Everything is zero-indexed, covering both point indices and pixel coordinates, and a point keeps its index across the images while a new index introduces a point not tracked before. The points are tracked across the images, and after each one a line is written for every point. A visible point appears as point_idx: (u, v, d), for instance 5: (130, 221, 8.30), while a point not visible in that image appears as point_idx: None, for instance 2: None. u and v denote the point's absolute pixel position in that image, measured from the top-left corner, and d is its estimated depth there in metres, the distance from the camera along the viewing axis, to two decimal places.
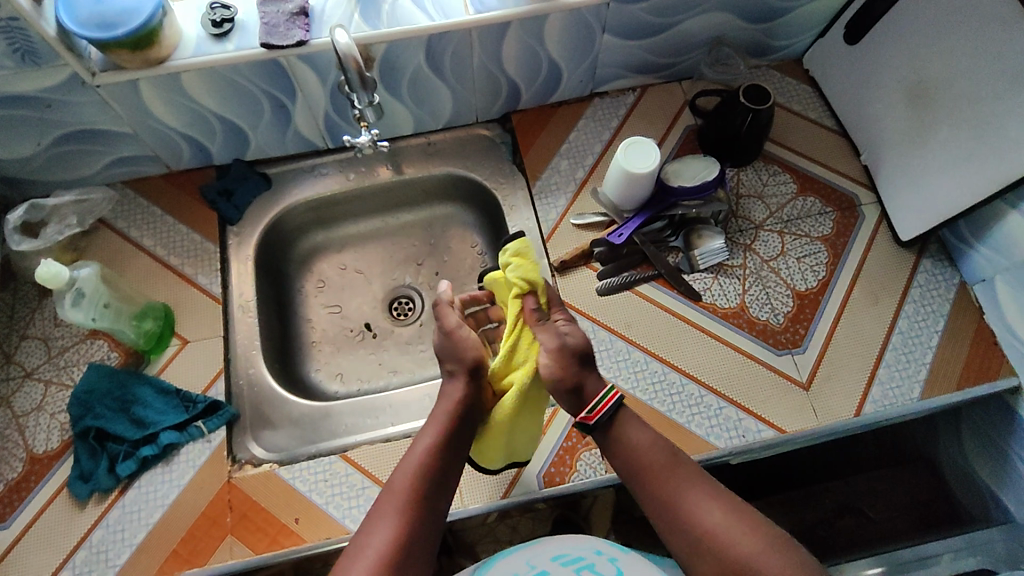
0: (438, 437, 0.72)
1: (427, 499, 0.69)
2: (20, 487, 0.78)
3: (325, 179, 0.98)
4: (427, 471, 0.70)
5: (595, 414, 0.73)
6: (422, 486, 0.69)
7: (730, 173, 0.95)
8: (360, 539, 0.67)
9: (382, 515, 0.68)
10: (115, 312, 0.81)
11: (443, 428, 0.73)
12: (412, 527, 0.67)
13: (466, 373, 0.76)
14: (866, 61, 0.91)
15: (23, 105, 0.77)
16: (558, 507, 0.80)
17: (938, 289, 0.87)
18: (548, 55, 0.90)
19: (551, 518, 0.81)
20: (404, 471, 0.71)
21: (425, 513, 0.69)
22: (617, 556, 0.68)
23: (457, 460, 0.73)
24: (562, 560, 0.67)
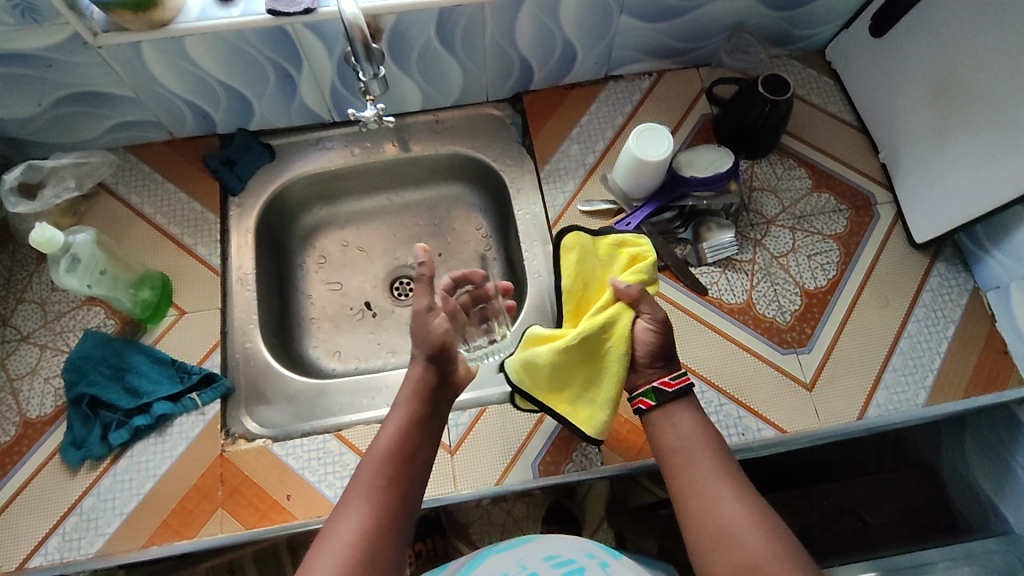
0: (408, 419, 0.65)
1: (400, 486, 0.62)
2: (12, 451, 0.77)
3: (330, 153, 0.96)
4: (398, 457, 0.63)
5: (676, 383, 0.70)
6: (394, 472, 0.62)
7: (744, 166, 0.93)
8: (323, 531, 0.58)
9: (349, 504, 0.59)
10: (111, 279, 0.79)
11: (413, 409, 0.66)
12: (385, 516, 0.59)
13: (426, 357, 0.67)
14: (890, 54, 0.88)
15: (23, 63, 0.75)
16: (553, 493, 0.77)
17: (951, 294, 0.85)
18: (563, 35, 0.87)
19: (546, 503, 0.77)
20: (371, 457, 0.63)
21: (397, 502, 0.61)
22: (608, 562, 0.64)
23: (427, 447, 0.66)
24: (552, 561, 0.63)
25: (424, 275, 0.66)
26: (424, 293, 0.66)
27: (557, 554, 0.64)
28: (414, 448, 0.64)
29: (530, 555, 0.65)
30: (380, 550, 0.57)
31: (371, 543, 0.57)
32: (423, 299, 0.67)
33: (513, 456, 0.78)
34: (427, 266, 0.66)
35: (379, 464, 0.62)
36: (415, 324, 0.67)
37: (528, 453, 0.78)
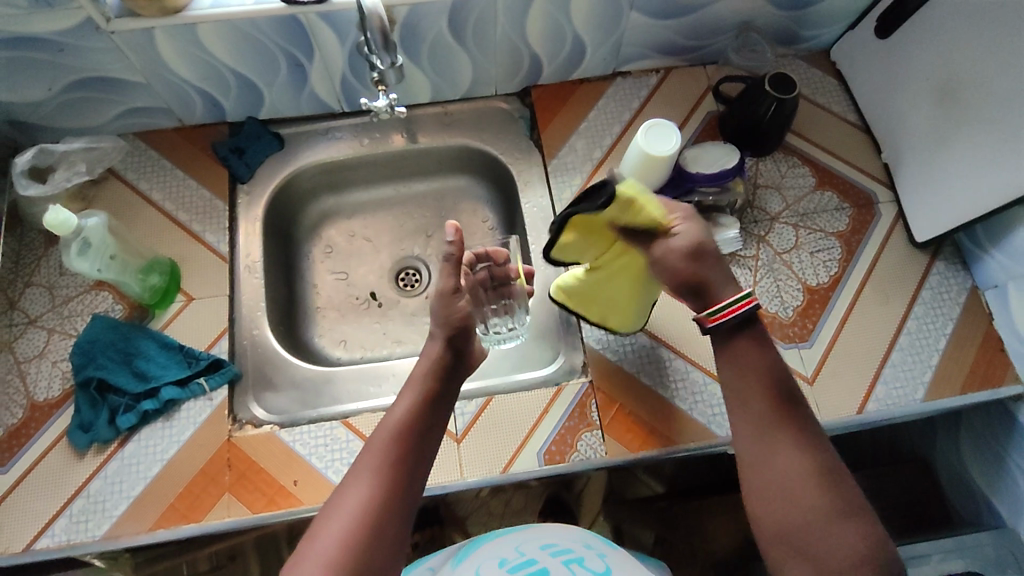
0: (420, 397, 0.66)
1: (408, 460, 0.62)
2: (19, 433, 0.78)
3: (339, 143, 0.96)
4: (409, 431, 0.63)
5: (716, 320, 0.64)
6: (403, 446, 0.62)
7: (749, 163, 0.94)
8: (331, 502, 0.59)
9: (357, 476, 0.60)
10: (121, 264, 0.80)
11: (424, 387, 0.67)
12: (392, 489, 0.59)
13: (445, 336, 0.70)
14: (895, 55, 0.89)
15: (36, 47, 0.76)
16: (551, 486, 0.80)
17: (950, 292, 0.86)
18: (573, 30, 0.88)
19: (542, 495, 0.82)
20: (382, 431, 0.63)
21: (405, 477, 0.61)
22: (605, 553, 0.66)
23: (438, 424, 0.66)
24: (551, 550, 0.64)
25: (452, 255, 0.69)
26: (450, 275, 0.70)
27: (554, 543, 0.65)
28: (425, 424, 0.65)
29: (528, 542, 0.66)
30: (385, 522, 0.57)
31: (376, 515, 0.57)
32: (448, 280, 0.70)
33: (518, 445, 0.78)
34: (456, 245, 0.69)
35: (389, 438, 0.63)
36: (435, 306, 0.71)
37: (532, 442, 0.79)
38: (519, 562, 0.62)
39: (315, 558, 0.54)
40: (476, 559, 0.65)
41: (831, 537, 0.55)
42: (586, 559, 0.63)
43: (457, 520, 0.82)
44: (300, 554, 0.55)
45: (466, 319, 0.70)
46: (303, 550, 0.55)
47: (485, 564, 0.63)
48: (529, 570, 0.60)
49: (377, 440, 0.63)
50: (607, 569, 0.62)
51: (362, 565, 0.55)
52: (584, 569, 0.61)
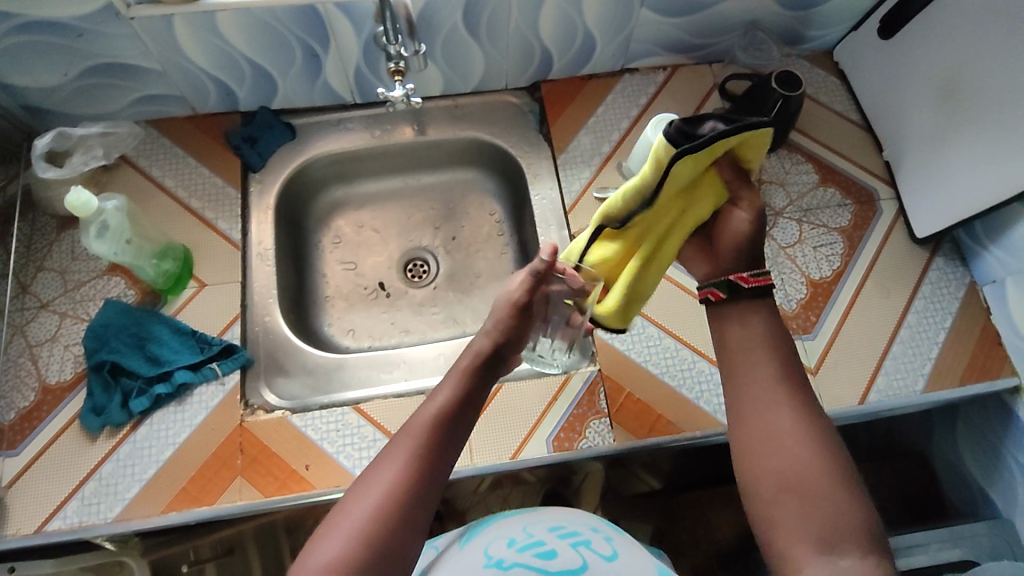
0: (460, 386, 0.65)
1: (444, 445, 0.61)
2: (31, 416, 0.78)
3: (350, 134, 0.97)
4: (448, 418, 0.63)
5: (753, 281, 0.66)
6: (441, 431, 0.61)
7: (755, 159, 0.96)
8: (363, 476, 0.59)
9: (392, 454, 0.59)
10: (137, 248, 0.81)
11: (465, 378, 0.66)
12: (425, 470, 0.59)
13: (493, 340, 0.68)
14: (897, 56, 0.91)
15: (55, 32, 0.76)
16: (550, 482, 0.84)
17: (948, 287, 0.88)
18: (585, 25, 0.89)
19: (541, 490, 0.85)
20: (421, 415, 0.62)
21: (439, 461, 0.60)
22: (612, 537, 0.64)
23: (474, 414, 0.65)
24: (558, 532, 0.63)
25: (539, 270, 0.68)
26: (527, 292, 0.69)
27: (562, 525, 0.64)
28: (463, 413, 0.64)
29: (536, 525, 0.65)
30: (414, 503, 0.57)
31: (407, 494, 0.57)
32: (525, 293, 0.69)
33: (527, 433, 0.80)
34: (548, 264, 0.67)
35: (428, 421, 0.62)
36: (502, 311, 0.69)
37: (541, 429, 0.80)
38: (528, 542, 0.61)
39: (344, 528, 0.54)
40: (485, 539, 0.64)
41: (823, 499, 0.56)
42: (593, 542, 0.61)
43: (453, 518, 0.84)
44: (328, 524, 0.55)
45: (517, 333, 0.69)
46: (332, 519, 0.55)
47: (493, 544, 0.62)
48: (537, 550, 0.59)
49: (415, 422, 0.62)
50: (613, 552, 0.60)
51: (389, 540, 0.54)
52: (592, 551, 0.59)
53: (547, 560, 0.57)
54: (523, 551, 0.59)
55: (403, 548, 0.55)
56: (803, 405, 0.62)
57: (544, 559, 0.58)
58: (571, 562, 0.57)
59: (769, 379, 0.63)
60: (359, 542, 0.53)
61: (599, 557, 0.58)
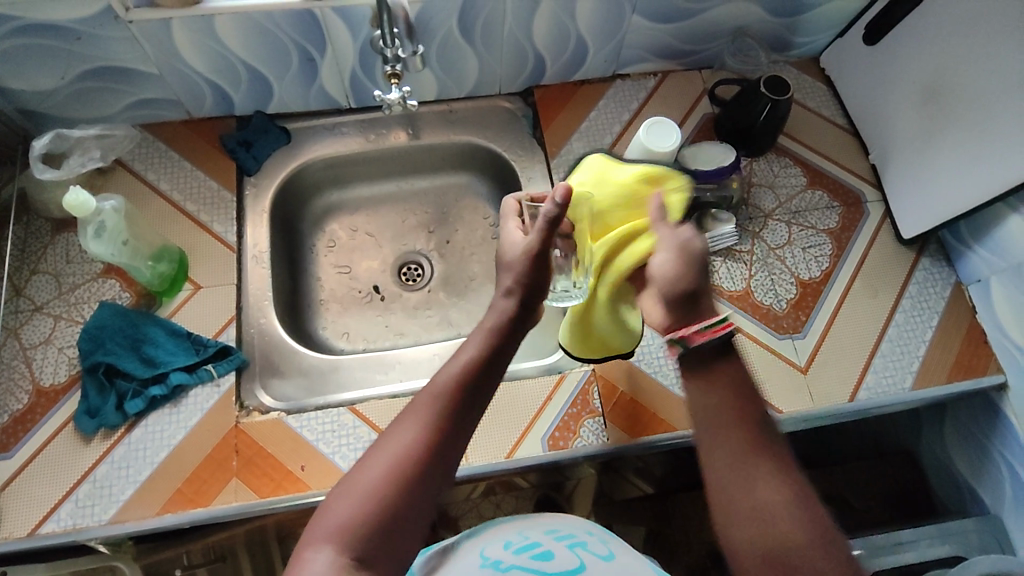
0: (485, 345, 0.64)
1: (462, 408, 0.61)
2: (24, 419, 0.78)
3: (345, 138, 0.98)
4: (469, 379, 0.62)
5: (707, 334, 0.60)
6: (462, 393, 0.61)
7: (744, 162, 0.97)
8: (380, 439, 0.59)
9: (412, 415, 0.59)
10: (133, 249, 0.81)
11: (491, 339, 0.65)
12: (443, 433, 0.59)
13: (522, 293, 0.67)
14: (882, 61, 0.94)
15: (53, 35, 0.77)
16: (543, 489, 0.89)
17: (935, 287, 0.90)
18: (577, 31, 0.91)
19: (533, 497, 0.90)
20: (444, 376, 0.62)
21: (458, 424, 0.60)
22: (608, 539, 0.64)
23: (499, 373, 0.64)
24: (555, 534, 0.63)
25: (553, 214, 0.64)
26: (545, 239, 0.67)
27: (558, 528, 0.64)
28: (485, 375, 0.63)
29: (532, 527, 0.65)
30: (433, 463, 0.57)
31: (424, 457, 0.57)
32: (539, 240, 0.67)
33: (523, 432, 0.80)
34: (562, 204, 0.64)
35: (450, 382, 0.61)
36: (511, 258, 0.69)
37: (536, 428, 0.80)
38: (523, 544, 0.61)
39: (360, 490, 0.54)
40: (481, 541, 0.64)
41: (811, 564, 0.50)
42: (589, 544, 0.62)
43: (449, 521, 0.90)
44: (344, 487, 0.56)
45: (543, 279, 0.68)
46: (347, 482, 0.56)
47: (489, 546, 0.62)
48: (533, 552, 0.59)
49: (438, 384, 0.62)
50: (609, 552, 0.61)
51: (403, 502, 0.55)
52: (588, 551, 0.60)
53: (543, 561, 0.57)
54: (519, 552, 0.59)
55: (416, 511, 0.55)
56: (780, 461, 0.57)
57: (541, 561, 0.57)
58: (567, 562, 0.57)
59: (748, 445, 0.57)
60: (373, 504, 0.54)
61: (596, 558, 0.59)
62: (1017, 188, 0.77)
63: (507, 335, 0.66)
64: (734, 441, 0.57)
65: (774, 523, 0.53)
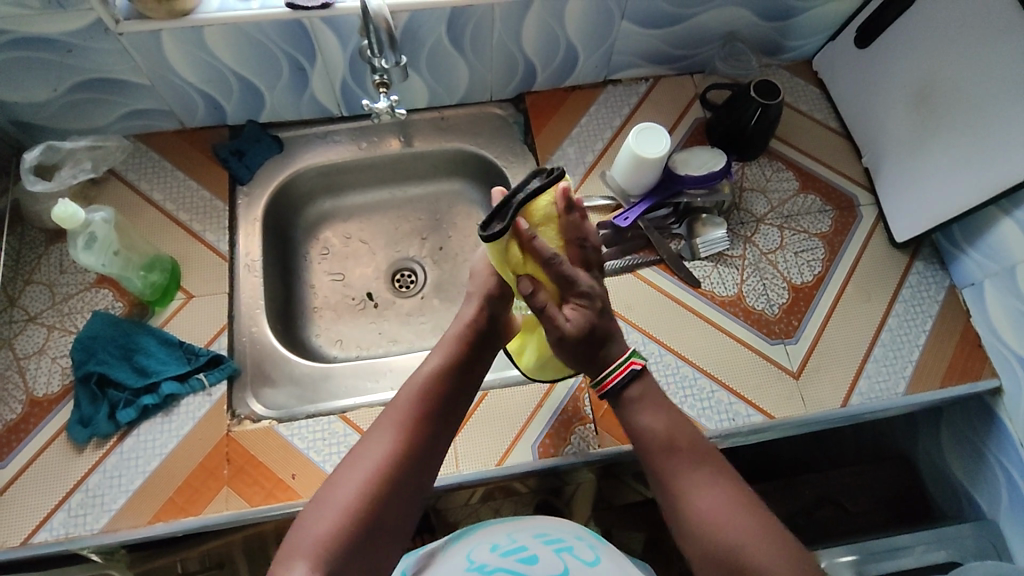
0: (447, 362, 0.71)
1: (427, 420, 0.67)
2: (18, 429, 0.78)
3: (337, 147, 0.99)
4: (432, 393, 0.69)
5: (611, 380, 0.69)
6: (425, 407, 0.68)
7: (735, 166, 0.97)
8: (352, 453, 0.65)
9: (380, 430, 0.66)
10: (124, 260, 0.82)
11: (452, 356, 0.72)
12: (413, 446, 0.65)
13: (480, 296, 0.74)
14: (874, 64, 0.93)
15: (46, 48, 0.77)
16: (542, 494, 0.88)
17: (929, 291, 0.89)
18: (566, 37, 0.91)
19: (533, 501, 0.88)
20: (406, 391, 0.69)
21: (424, 435, 0.66)
22: (596, 544, 0.64)
23: (461, 387, 0.71)
24: (543, 538, 0.63)
25: None
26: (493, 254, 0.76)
27: (547, 532, 0.64)
28: (446, 387, 0.70)
29: (521, 531, 0.65)
30: (404, 475, 0.63)
31: (394, 468, 0.63)
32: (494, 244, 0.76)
33: (511, 442, 0.80)
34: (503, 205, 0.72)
35: (412, 397, 0.68)
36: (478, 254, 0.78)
37: (527, 436, 0.80)
38: (510, 547, 0.61)
39: (337, 501, 0.60)
40: (469, 544, 0.64)
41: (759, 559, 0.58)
42: (577, 549, 0.62)
43: (448, 525, 0.90)
44: (322, 499, 0.61)
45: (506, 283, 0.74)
46: (326, 494, 0.61)
47: (476, 550, 0.62)
48: (519, 556, 0.59)
49: (400, 399, 0.69)
50: (596, 558, 0.61)
51: (377, 511, 0.61)
52: (575, 556, 0.60)
53: (529, 564, 0.57)
54: (505, 555, 0.59)
55: (390, 518, 0.61)
56: (718, 477, 0.65)
57: (526, 565, 0.57)
58: (553, 566, 0.57)
59: (690, 468, 0.66)
60: (349, 514, 0.59)
61: (581, 563, 0.59)
62: (1018, 185, 0.76)
63: (470, 343, 0.73)
64: (675, 468, 0.67)
65: (722, 530, 0.61)
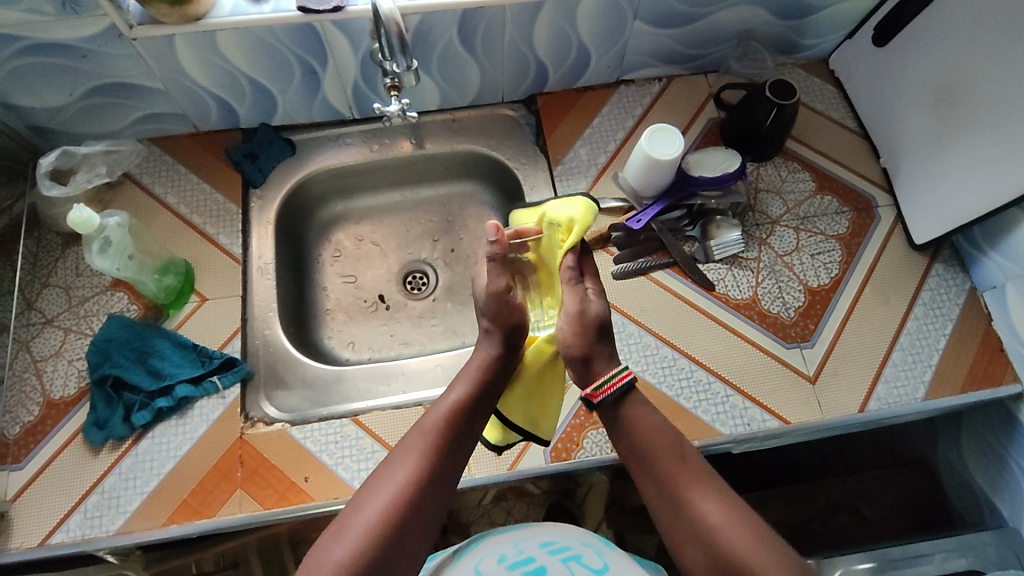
0: (469, 390, 0.71)
1: (450, 447, 0.66)
2: (35, 430, 0.79)
3: (349, 149, 0.99)
4: (456, 422, 0.68)
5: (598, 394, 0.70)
6: (449, 434, 0.67)
7: (750, 167, 0.96)
8: (375, 477, 0.63)
9: (404, 454, 0.65)
10: (139, 263, 0.82)
11: (474, 384, 0.71)
12: (434, 472, 0.64)
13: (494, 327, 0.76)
14: (892, 63, 0.92)
15: (61, 53, 0.78)
16: (554, 495, 0.87)
17: (949, 293, 0.88)
18: (579, 38, 0.90)
19: (546, 503, 0.88)
20: (431, 418, 0.68)
21: (446, 463, 0.66)
22: (604, 551, 0.64)
23: (482, 415, 0.71)
24: (550, 548, 0.63)
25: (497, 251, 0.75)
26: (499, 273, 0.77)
27: (553, 541, 0.64)
28: (469, 417, 0.69)
29: (527, 540, 0.65)
30: (425, 500, 0.62)
31: (416, 493, 0.62)
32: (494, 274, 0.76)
33: (528, 439, 0.79)
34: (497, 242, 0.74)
35: (437, 423, 0.68)
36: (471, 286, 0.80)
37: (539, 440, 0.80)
38: (517, 558, 0.61)
39: (360, 524, 0.59)
40: (477, 554, 0.64)
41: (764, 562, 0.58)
42: (584, 557, 0.62)
43: (461, 527, 0.89)
44: (344, 521, 0.60)
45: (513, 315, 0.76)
46: (346, 517, 0.60)
47: (484, 561, 0.62)
48: (527, 569, 0.59)
49: (425, 425, 0.68)
50: (604, 566, 0.61)
51: (399, 538, 0.59)
52: (581, 566, 0.60)
53: None
54: (512, 568, 0.59)
55: (409, 547, 0.59)
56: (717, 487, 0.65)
57: None
58: None
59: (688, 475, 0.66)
60: (371, 540, 0.58)
61: (590, 572, 0.59)
62: None
63: (489, 377, 0.73)
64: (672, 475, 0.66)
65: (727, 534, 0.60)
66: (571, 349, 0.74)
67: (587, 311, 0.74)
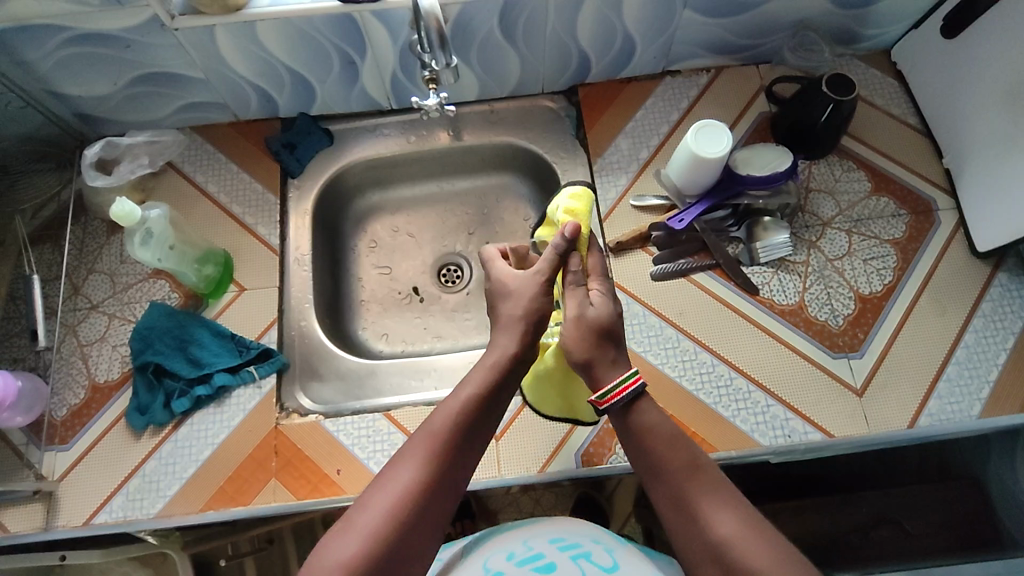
0: (482, 386, 0.66)
1: (459, 446, 0.63)
2: (81, 414, 0.82)
3: (386, 140, 0.98)
4: (467, 419, 0.64)
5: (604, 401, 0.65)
6: (457, 433, 0.63)
7: (801, 165, 0.92)
8: (381, 473, 0.61)
9: (409, 452, 0.61)
10: (179, 254, 0.83)
11: (488, 379, 0.66)
12: (442, 470, 0.60)
13: None
14: (962, 57, 0.86)
15: (105, 44, 0.79)
16: (582, 485, 0.79)
17: (1012, 306, 0.83)
18: (624, 28, 0.87)
19: (574, 493, 0.80)
20: (441, 414, 0.64)
21: (456, 463, 0.62)
22: (612, 549, 0.64)
23: (496, 412, 0.66)
24: (559, 544, 0.63)
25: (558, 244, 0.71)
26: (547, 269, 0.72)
27: (563, 538, 0.64)
28: (483, 414, 0.65)
29: (536, 537, 0.65)
30: (432, 502, 0.59)
31: (422, 493, 0.58)
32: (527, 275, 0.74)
33: (557, 445, 0.81)
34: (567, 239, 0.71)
35: (448, 423, 0.63)
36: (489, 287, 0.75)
37: (570, 444, 0.81)
38: (526, 556, 0.61)
39: (361, 526, 0.56)
40: (484, 552, 0.64)
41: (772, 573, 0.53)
42: (594, 554, 0.61)
43: (489, 514, 0.80)
44: (344, 523, 0.57)
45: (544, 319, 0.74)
46: (348, 518, 0.57)
47: (492, 558, 0.62)
48: (537, 564, 0.59)
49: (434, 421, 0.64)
50: (614, 564, 0.61)
51: (398, 544, 0.56)
52: (593, 564, 0.60)
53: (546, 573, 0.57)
54: (521, 566, 0.60)
55: (413, 548, 0.56)
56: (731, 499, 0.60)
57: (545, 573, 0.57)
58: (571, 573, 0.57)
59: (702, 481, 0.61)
60: (373, 543, 0.55)
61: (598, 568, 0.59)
62: None
63: (505, 381, 0.67)
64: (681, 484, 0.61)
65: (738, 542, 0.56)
66: (572, 355, 0.68)
67: (587, 315, 0.69)
